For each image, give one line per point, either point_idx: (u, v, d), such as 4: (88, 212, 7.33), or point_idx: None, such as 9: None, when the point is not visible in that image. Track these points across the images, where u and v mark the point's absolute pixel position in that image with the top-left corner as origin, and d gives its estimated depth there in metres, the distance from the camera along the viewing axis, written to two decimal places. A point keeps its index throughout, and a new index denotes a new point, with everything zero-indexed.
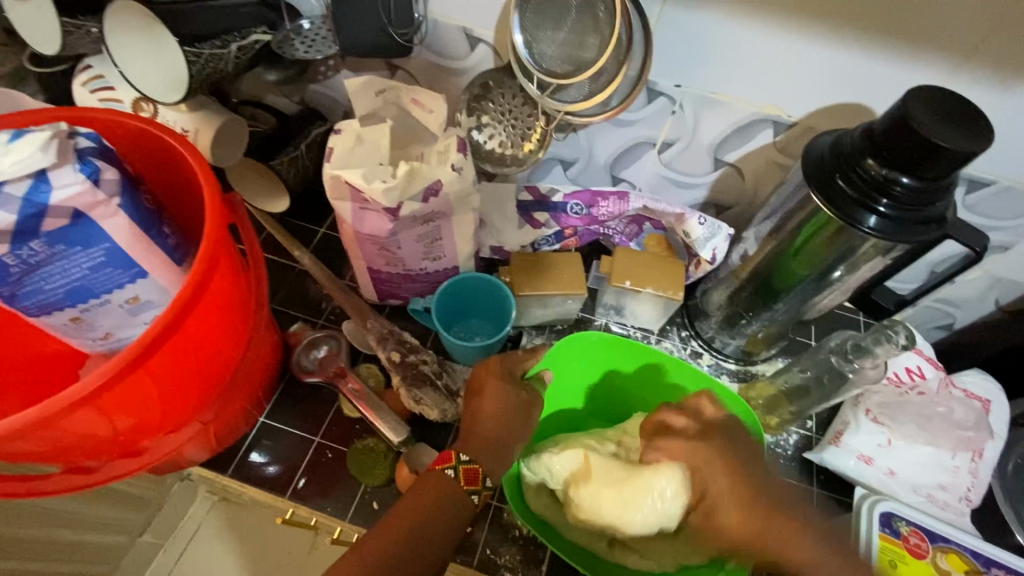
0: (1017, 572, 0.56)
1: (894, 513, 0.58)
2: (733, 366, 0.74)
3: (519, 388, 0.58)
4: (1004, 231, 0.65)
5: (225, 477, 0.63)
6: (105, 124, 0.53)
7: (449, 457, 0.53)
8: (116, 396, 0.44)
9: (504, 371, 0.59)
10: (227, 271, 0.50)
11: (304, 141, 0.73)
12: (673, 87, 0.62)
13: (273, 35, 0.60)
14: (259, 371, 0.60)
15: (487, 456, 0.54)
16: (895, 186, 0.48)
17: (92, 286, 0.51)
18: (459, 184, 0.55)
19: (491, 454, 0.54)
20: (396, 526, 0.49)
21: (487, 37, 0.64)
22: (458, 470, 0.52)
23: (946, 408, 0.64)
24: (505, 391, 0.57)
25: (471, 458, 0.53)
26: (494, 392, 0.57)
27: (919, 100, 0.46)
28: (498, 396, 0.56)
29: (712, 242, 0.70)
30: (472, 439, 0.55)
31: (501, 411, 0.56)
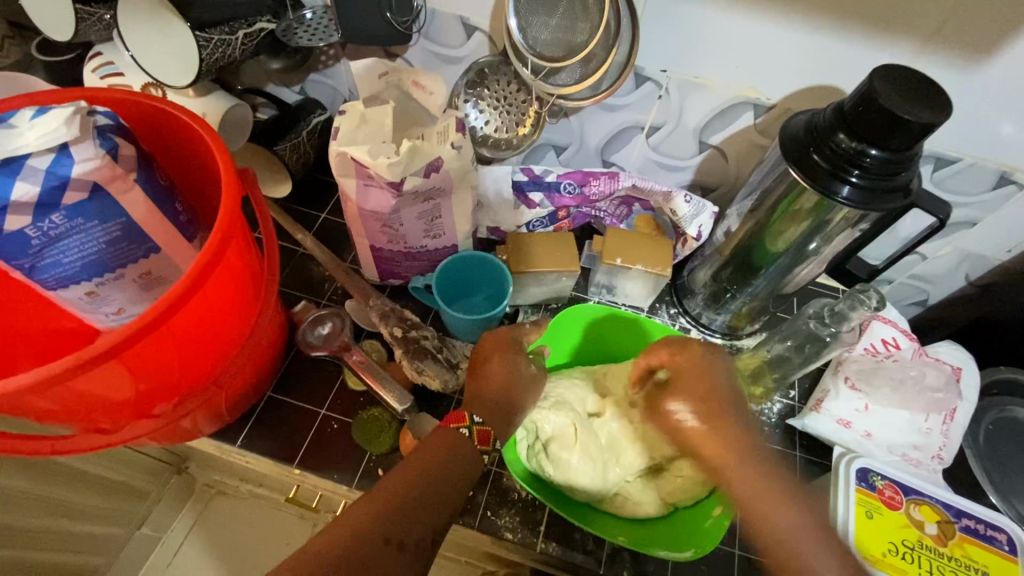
0: (984, 520, 0.60)
1: (870, 468, 0.61)
2: (720, 340, 0.77)
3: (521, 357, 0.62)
4: (970, 207, 0.70)
5: (235, 447, 0.66)
6: (121, 103, 0.55)
7: (463, 418, 0.56)
8: (136, 356, 0.47)
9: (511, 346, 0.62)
10: (241, 242, 0.52)
11: (306, 127, 0.75)
12: (659, 72, 0.65)
13: (277, 23, 0.64)
14: (267, 343, 0.63)
15: (495, 418, 0.58)
16: (865, 158, 0.52)
17: (108, 259, 0.54)
18: (458, 161, 0.59)
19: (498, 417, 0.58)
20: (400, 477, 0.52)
21: (483, 25, 0.66)
22: (473, 430, 0.55)
23: (919, 372, 0.69)
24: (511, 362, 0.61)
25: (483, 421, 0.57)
26: (502, 362, 0.61)
27: (885, 77, 0.50)
28: (506, 364, 0.61)
29: (698, 219, 0.73)
30: (483, 402, 0.58)
31: (511, 380, 0.60)
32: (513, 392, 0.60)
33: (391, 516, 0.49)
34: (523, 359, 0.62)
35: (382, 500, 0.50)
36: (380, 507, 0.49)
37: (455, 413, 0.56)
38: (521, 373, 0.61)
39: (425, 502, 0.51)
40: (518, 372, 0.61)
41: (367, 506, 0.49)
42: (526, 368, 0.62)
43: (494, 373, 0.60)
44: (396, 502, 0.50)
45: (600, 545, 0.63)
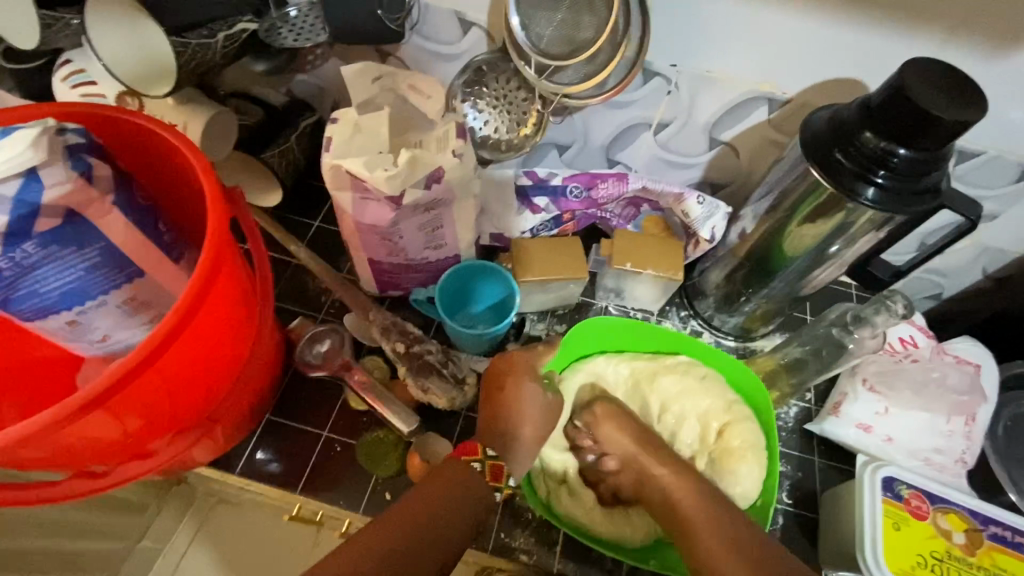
0: (1012, 527, 0.58)
1: (895, 478, 0.59)
2: (733, 343, 0.75)
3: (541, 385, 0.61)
4: (994, 200, 0.67)
5: (233, 475, 0.63)
6: (95, 118, 0.51)
7: (476, 450, 0.55)
8: (125, 398, 0.43)
9: (529, 369, 0.60)
10: (232, 265, 0.49)
11: (295, 133, 0.72)
12: (668, 67, 0.62)
13: (259, 23, 0.58)
14: (264, 368, 0.60)
15: (504, 451, 0.57)
16: (893, 158, 0.49)
17: (87, 287, 0.49)
18: (460, 170, 0.55)
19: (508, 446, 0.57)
20: (396, 520, 0.49)
21: (480, 20, 0.62)
22: (484, 464, 0.55)
23: (941, 373, 0.67)
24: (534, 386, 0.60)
25: (497, 455, 0.56)
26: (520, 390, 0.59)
27: (917, 71, 0.47)
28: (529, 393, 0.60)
29: (711, 221, 0.70)
30: (491, 433, 0.58)
31: (522, 411, 0.59)
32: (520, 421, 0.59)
33: (407, 547, 0.48)
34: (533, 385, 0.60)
35: (391, 532, 0.48)
36: (384, 545, 0.47)
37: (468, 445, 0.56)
38: (537, 398, 0.60)
39: (439, 527, 0.50)
40: (528, 401, 0.59)
41: (381, 534, 0.47)
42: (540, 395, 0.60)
43: (506, 399, 0.59)
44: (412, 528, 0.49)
45: (619, 563, 0.61)
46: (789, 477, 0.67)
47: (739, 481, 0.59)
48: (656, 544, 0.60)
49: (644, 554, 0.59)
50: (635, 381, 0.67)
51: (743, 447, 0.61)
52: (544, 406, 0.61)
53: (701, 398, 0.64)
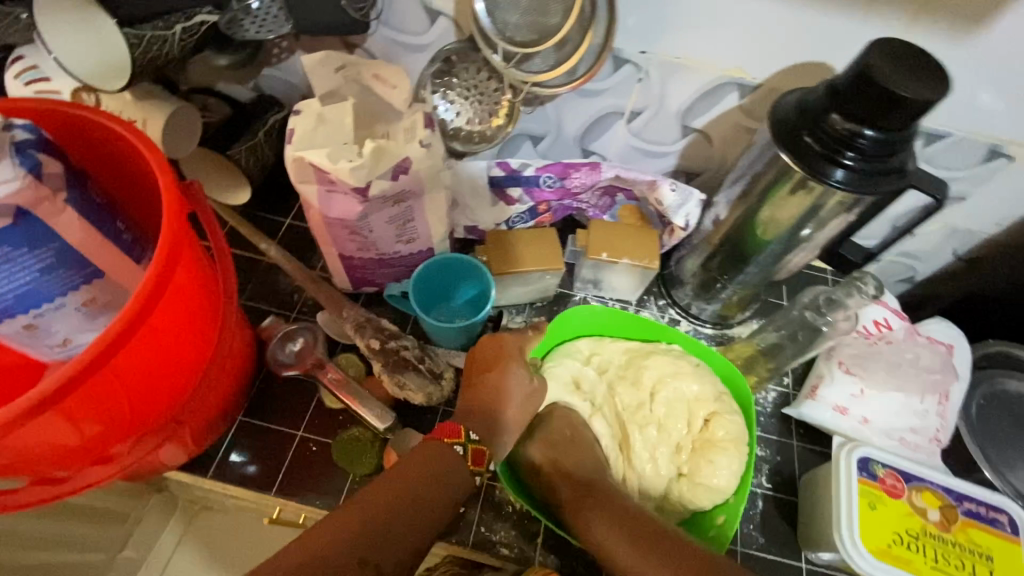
0: (985, 502, 0.59)
1: (870, 458, 0.60)
2: (710, 330, 0.75)
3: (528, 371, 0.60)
4: (961, 181, 0.67)
5: (206, 480, 0.62)
6: (46, 114, 0.49)
7: (458, 434, 0.53)
8: (80, 400, 0.42)
9: (518, 351, 0.60)
10: (191, 262, 0.47)
11: (262, 128, 0.70)
12: (638, 54, 0.61)
13: (220, 15, 0.56)
14: (232, 368, 0.58)
15: (487, 436, 0.56)
16: (859, 139, 0.49)
17: (44, 288, 0.48)
18: (429, 160, 0.54)
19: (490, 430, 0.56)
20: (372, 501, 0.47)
21: (446, 9, 0.61)
22: (467, 448, 0.53)
23: (913, 354, 0.68)
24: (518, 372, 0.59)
25: (480, 440, 0.54)
26: (514, 376, 0.59)
27: (883, 53, 0.47)
28: (517, 379, 0.59)
29: (684, 209, 0.70)
30: (478, 418, 0.57)
31: (509, 397, 0.58)
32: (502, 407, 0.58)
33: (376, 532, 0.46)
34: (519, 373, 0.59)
35: (365, 516, 0.46)
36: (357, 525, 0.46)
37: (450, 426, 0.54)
38: (520, 384, 0.59)
39: (412, 510, 0.48)
40: (513, 385, 0.59)
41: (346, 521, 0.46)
42: (527, 382, 0.60)
43: (491, 382, 0.58)
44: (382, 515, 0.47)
45: (600, 554, 0.61)
46: (768, 462, 0.68)
47: (717, 470, 0.59)
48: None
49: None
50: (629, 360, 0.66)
51: (727, 439, 0.60)
52: (529, 393, 0.60)
53: (681, 381, 0.63)
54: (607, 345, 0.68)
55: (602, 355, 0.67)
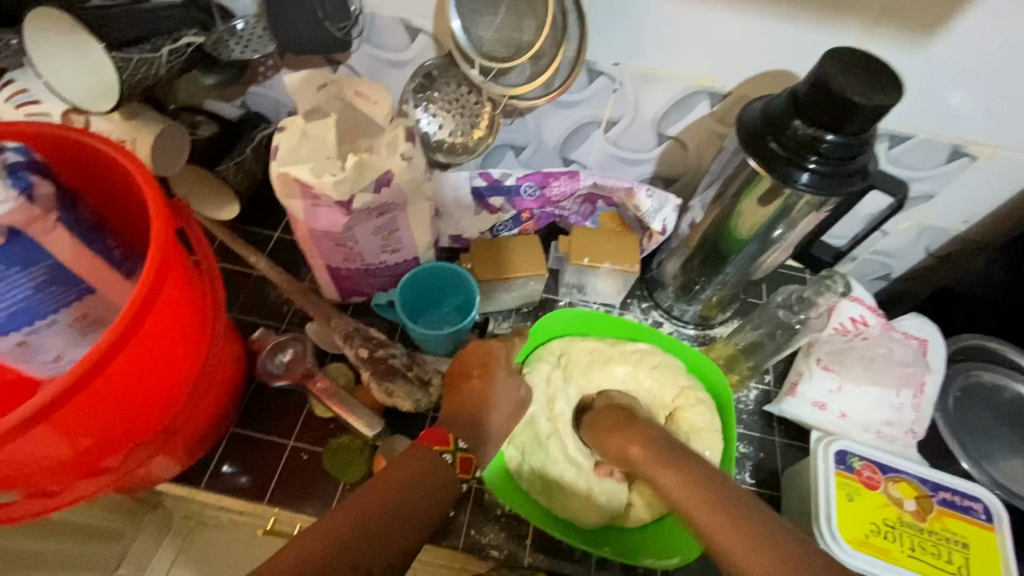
0: (960, 492, 0.61)
1: (848, 451, 0.62)
2: (693, 331, 0.77)
3: (516, 379, 0.63)
4: (927, 180, 0.70)
5: (199, 491, 0.62)
6: (36, 138, 0.51)
7: (447, 442, 0.55)
8: (72, 413, 0.43)
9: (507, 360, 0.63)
10: (179, 277, 0.49)
11: (249, 144, 0.72)
12: (611, 66, 0.64)
13: (206, 36, 0.61)
14: (221, 380, 0.60)
15: (473, 443, 0.58)
16: (822, 143, 0.52)
17: (37, 307, 0.49)
18: (410, 173, 0.56)
19: (478, 443, 0.58)
20: (355, 509, 0.47)
21: (426, 26, 0.64)
22: (456, 456, 0.55)
23: (887, 348, 0.69)
24: (507, 383, 0.62)
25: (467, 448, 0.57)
26: (504, 384, 0.61)
27: (837, 62, 0.49)
28: (507, 389, 0.61)
29: (662, 213, 0.73)
30: (462, 424, 0.59)
31: (495, 402, 0.60)
32: (489, 412, 0.60)
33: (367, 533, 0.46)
34: (508, 377, 0.62)
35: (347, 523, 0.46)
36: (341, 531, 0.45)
37: (437, 435, 0.56)
38: (508, 392, 0.62)
39: (401, 514, 0.49)
40: (501, 391, 0.61)
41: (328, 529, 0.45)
42: (514, 389, 0.62)
43: (476, 388, 0.60)
44: (366, 519, 0.47)
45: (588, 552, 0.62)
46: (750, 458, 0.69)
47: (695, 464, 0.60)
48: (609, 532, 0.62)
49: (597, 542, 0.60)
50: (608, 363, 0.66)
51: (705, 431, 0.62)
52: (516, 402, 0.62)
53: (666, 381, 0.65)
54: (576, 346, 0.67)
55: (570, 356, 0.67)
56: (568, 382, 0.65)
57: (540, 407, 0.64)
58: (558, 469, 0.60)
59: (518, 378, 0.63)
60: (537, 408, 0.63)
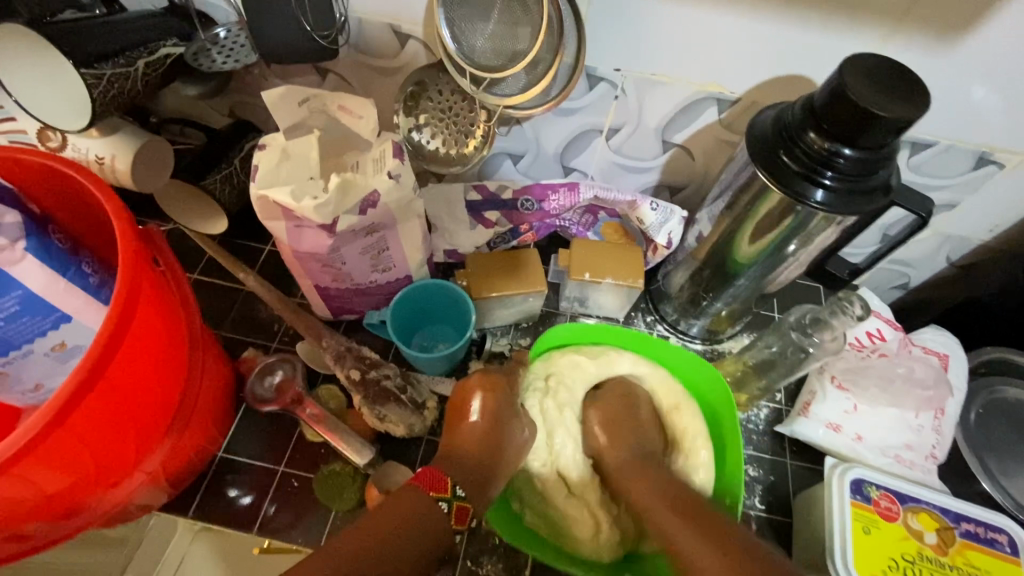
0: (984, 523, 0.58)
1: (863, 480, 0.58)
2: (700, 346, 0.74)
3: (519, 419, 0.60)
4: (949, 188, 0.66)
5: (188, 519, 0.60)
6: (3, 161, 0.48)
7: (444, 488, 0.51)
8: (39, 458, 0.41)
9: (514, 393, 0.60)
10: (153, 309, 0.46)
11: (238, 155, 0.68)
12: (613, 71, 0.60)
13: (185, 45, 0.58)
14: (206, 408, 0.57)
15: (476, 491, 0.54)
16: (838, 158, 0.48)
17: (9, 337, 0.47)
18: (398, 192, 0.53)
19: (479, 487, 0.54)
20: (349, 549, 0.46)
21: (416, 32, 0.60)
22: (451, 505, 0.51)
23: (907, 368, 0.66)
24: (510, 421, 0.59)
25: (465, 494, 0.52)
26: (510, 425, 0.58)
27: (856, 70, 0.45)
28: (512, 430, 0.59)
29: (667, 227, 0.69)
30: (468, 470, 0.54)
31: (501, 442, 0.57)
32: (496, 455, 0.56)
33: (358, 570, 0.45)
34: (513, 416, 0.59)
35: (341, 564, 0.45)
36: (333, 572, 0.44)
37: (436, 476, 0.52)
38: (510, 430, 0.58)
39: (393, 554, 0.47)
40: (508, 433, 0.58)
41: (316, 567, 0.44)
42: (518, 433, 0.59)
43: (478, 426, 0.57)
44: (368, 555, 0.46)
45: None
46: (761, 482, 0.66)
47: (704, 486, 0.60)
48: (625, 564, 0.59)
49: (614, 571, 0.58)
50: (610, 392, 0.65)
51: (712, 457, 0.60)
52: (517, 444, 0.59)
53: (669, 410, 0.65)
54: (559, 362, 0.65)
55: (559, 377, 0.64)
56: (566, 414, 0.63)
57: (539, 450, 0.62)
58: (558, 504, 0.59)
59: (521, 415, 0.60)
60: (535, 451, 0.62)
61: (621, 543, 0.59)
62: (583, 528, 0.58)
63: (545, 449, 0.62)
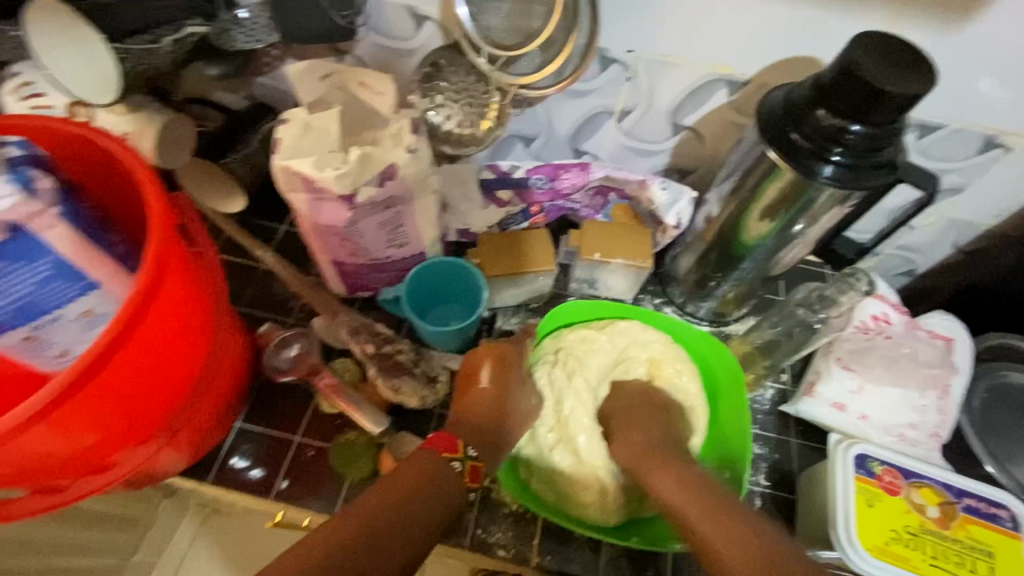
0: (986, 499, 0.59)
1: (866, 455, 0.59)
2: (707, 328, 0.76)
3: (526, 388, 0.62)
4: (957, 172, 0.66)
5: (207, 484, 0.62)
6: (36, 130, 0.50)
7: (456, 449, 0.54)
8: (73, 411, 0.43)
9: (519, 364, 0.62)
10: (181, 272, 0.48)
11: (257, 136, 0.71)
12: (625, 53, 0.61)
13: (210, 26, 0.57)
14: (227, 376, 0.59)
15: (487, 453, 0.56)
16: (847, 134, 0.49)
17: (42, 301, 0.49)
18: (415, 166, 0.54)
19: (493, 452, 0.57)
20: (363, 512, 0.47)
21: (433, 14, 0.62)
22: (465, 464, 0.53)
23: (912, 348, 0.67)
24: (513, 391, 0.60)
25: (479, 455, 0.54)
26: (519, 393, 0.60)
27: (865, 46, 0.46)
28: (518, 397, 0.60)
29: (676, 207, 0.71)
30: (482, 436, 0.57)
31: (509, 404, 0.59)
32: (504, 419, 0.59)
33: (385, 521, 0.47)
34: (520, 386, 0.61)
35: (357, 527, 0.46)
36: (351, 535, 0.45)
37: (446, 440, 0.55)
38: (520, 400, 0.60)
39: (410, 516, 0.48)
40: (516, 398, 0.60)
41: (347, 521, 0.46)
42: (526, 399, 0.61)
43: (488, 396, 0.59)
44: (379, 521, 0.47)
45: (597, 552, 0.61)
46: (766, 460, 0.67)
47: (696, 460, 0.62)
48: (631, 523, 0.61)
49: (625, 532, 0.60)
50: (618, 358, 0.66)
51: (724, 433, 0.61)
52: (522, 412, 0.61)
53: (673, 381, 0.64)
54: (569, 338, 0.66)
55: (568, 351, 0.65)
56: (572, 378, 0.63)
57: (546, 416, 0.62)
58: (564, 477, 0.60)
59: (528, 384, 0.63)
60: (542, 418, 0.62)
61: (627, 507, 0.60)
62: (586, 495, 0.59)
63: (553, 415, 0.62)
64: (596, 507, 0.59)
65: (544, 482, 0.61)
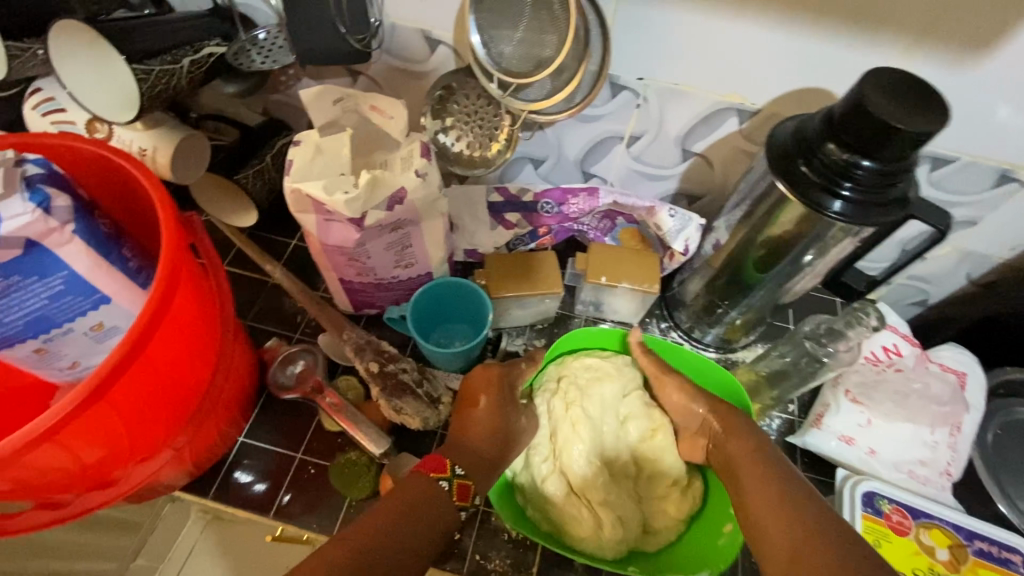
0: (999, 542, 0.57)
1: (875, 492, 0.59)
2: (714, 354, 0.75)
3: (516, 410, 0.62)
4: (970, 205, 0.66)
5: (208, 499, 0.62)
6: (56, 148, 0.52)
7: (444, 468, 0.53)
8: (80, 428, 0.43)
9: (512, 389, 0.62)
10: (189, 291, 0.49)
11: (270, 151, 0.71)
12: (635, 80, 0.62)
13: (228, 46, 0.61)
14: (231, 393, 0.60)
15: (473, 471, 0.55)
16: (857, 169, 0.49)
17: (53, 315, 0.50)
18: (424, 189, 0.55)
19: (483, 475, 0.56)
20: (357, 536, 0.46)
21: (446, 38, 0.62)
22: (452, 483, 0.52)
23: (923, 384, 0.65)
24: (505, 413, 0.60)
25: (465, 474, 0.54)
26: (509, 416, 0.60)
27: (876, 83, 0.46)
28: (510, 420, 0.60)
29: (684, 232, 0.71)
30: (470, 458, 0.56)
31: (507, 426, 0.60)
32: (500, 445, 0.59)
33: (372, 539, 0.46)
34: (515, 408, 0.62)
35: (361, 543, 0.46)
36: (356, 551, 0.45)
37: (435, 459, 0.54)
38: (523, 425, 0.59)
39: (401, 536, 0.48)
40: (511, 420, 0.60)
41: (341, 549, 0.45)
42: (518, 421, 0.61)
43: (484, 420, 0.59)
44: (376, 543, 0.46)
45: None
46: None
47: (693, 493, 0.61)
48: (630, 553, 0.60)
49: (621, 562, 0.59)
50: (626, 389, 0.65)
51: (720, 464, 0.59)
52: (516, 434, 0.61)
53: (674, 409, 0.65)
54: (575, 367, 0.66)
55: (571, 378, 0.65)
56: (570, 409, 0.62)
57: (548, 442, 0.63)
58: (564, 504, 0.59)
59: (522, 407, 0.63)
60: (546, 442, 0.62)
61: (627, 537, 0.59)
62: (583, 525, 0.58)
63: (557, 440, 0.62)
64: (592, 538, 0.58)
65: (540, 507, 0.60)
